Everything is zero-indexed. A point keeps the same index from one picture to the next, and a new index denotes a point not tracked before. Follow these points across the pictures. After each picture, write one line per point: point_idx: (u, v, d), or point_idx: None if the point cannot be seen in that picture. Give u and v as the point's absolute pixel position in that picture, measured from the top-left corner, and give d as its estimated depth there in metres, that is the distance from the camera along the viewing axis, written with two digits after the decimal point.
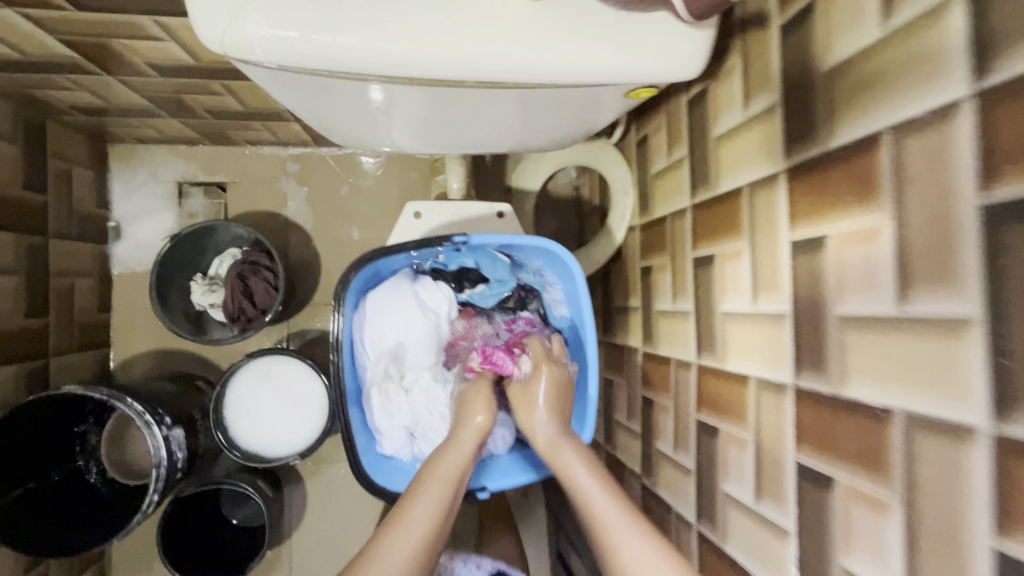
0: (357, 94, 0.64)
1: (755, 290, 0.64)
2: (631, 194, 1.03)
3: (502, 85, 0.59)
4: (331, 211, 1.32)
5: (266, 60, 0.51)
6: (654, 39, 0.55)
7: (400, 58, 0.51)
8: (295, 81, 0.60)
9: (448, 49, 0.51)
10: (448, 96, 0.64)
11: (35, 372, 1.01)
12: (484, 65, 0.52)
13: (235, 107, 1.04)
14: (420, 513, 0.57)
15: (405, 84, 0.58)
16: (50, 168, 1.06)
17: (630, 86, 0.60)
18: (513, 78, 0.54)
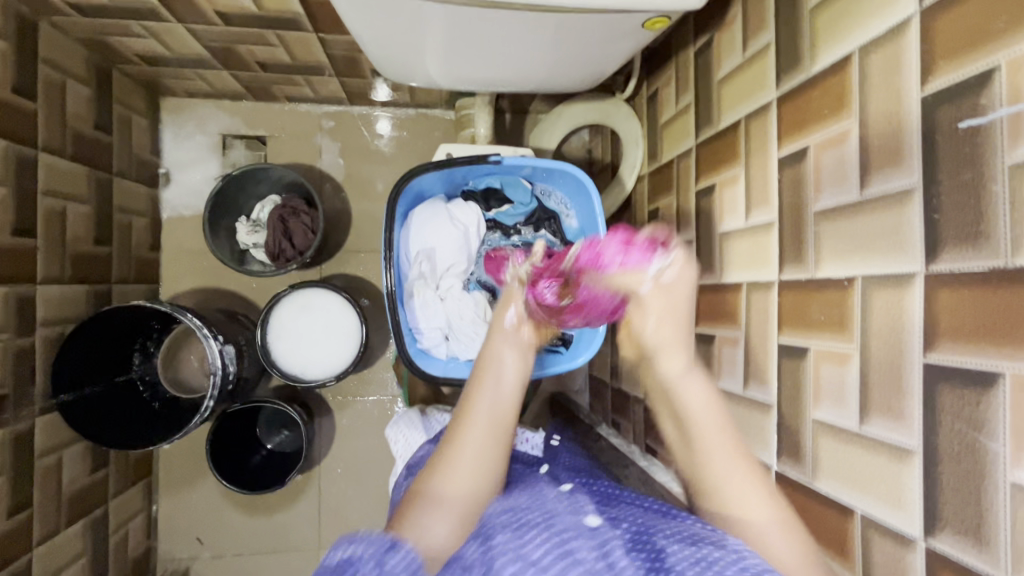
0: (414, 22, 0.75)
1: (749, 207, 0.74)
2: (641, 145, 1.13)
3: (540, 9, 0.70)
4: (361, 165, 1.42)
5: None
6: None
7: None
8: (367, 6, 0.71)
9: None
10: (492, 22, 0.75)
11: (100, 294, 1.13)
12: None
13: (284, 59, 1.14)
14: (482, 413, 0.66)
15: (458, 6, 0.70)
16: (114, 112, 1.17)
17: (647, 14, 0.71)
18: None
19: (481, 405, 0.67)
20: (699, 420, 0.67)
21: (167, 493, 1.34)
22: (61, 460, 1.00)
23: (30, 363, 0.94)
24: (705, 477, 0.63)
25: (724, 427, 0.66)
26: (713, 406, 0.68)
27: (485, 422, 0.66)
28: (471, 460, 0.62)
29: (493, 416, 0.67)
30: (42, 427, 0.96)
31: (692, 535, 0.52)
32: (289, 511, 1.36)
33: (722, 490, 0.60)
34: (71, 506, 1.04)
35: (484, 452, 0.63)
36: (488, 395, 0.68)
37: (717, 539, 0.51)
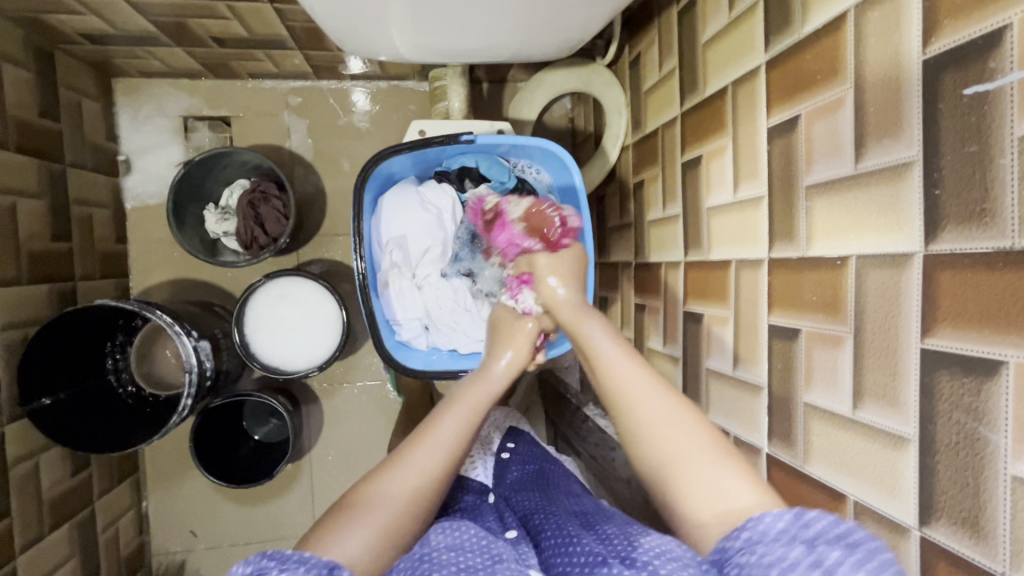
0: None
1: (737, 180, 0.70)
2: (624, 113, 1.07)
3: None
4: (332, 144, 1.35)
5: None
6: None
7: None
8: None
9: None
10: None
11: (64, 293, 1.08)
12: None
13: (240, 33, 1.07)
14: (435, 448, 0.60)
15: None
16: (61, 97, 1.09)
17: None
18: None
19: (435, 433, 0.61)
20: (629, 382, 0.60)
21: (156, 489, 1.32)
22: (38, 466, 0.97)
23: None
24: (628, 415, 0.58)
25: (643, 369, 0.61)
26: (624, 351, 0.62)
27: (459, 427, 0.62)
28: (417, 477, 0.58)
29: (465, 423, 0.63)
30: (13, 435, 0.92)
31: (603, 554, 0.52)
32: (281, 501, 1.35)
33: (664, 437, 0.55)
34: (54, 511, 1.01)
35: (425, 478, 0.59)
36: (454, 414, 0.63)
37: (628, 553, 0.52)
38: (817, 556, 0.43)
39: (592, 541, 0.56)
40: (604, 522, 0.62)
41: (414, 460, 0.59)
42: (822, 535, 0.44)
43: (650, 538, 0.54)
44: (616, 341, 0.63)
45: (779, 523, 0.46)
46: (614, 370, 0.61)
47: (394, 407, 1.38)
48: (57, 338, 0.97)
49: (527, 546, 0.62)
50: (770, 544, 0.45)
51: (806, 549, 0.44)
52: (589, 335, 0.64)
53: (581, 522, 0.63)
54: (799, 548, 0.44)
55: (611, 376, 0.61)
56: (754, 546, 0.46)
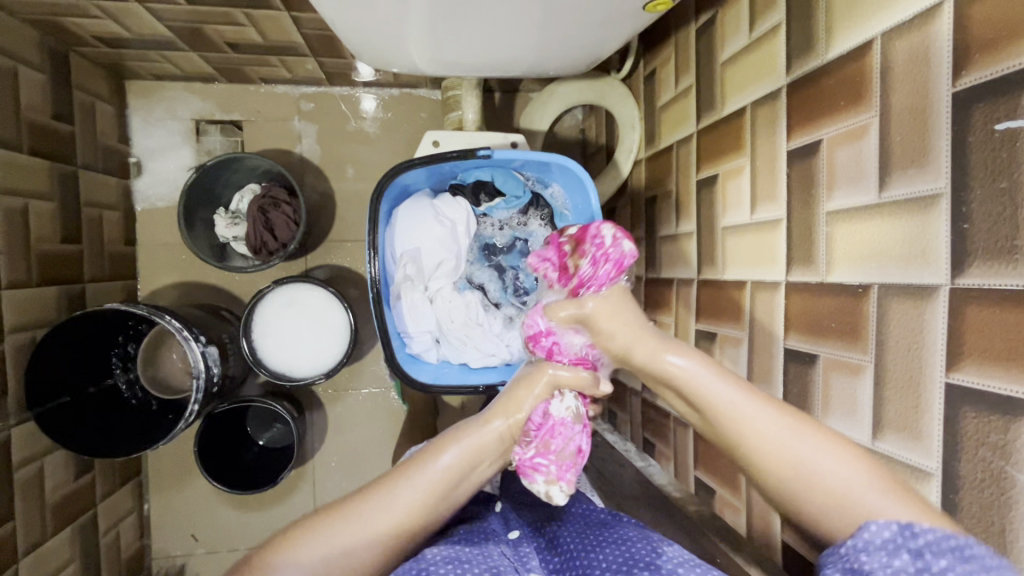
0: (395, 7, 0.70)
1: (754, 201, 0.70)
2: (638, 128, 1.07)
3: None
4: (342, 150, 1.35)
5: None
6: None
7: None
8: None
9: None
10: (478, 6, 0.70)
11: (73, 295, 1.08)
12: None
13: (256, 40, 1.07)
14: (395, 504, 0.57)
15: None
16: (74, 99, 1.09)
17: None
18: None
19: (399, 491, 0.57)
20: (781, 445, 0.51)
21: (158, 492, 1.31)
22: (43, 469, 0.97)
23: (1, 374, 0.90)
24: (770, 468, 0.52)
25: (799, 424, 0.51)
26: (725, 378, 0.56)
27: (401, 513, 0.57)
28: (369, 533, 0.55)
29: (430, 493, 0.58)
30: (19, 438, 0.92)
31: (626, 561, 0.57)
32: (283, 507, 1.34)
33: (849, 505, 0.47)
34: (57, 515, 1.01)
35: (372, 539, 0.55)
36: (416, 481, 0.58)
37: (653, 560, 0.56)
38: (922, 563, 0.42)
39: (611, 547, 0.60)
40: (619, 522, 0.65)
41: (368, 515, 0.56)
42: (931, 545, 0.42)
43: (672, 547, 0.58)
44: (732, 382, 0.56)
45: (882, 533, 0.44)
46: (741, 418, 0.54)
47: (398, 414, 1.38)
48: (61, 344, 0.96)
49: (536, 547, 0.65)
50: (875, 551, 0.44)
51: (912, 557, 0.43)
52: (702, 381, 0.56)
53: (595, 524, 0.66)
54: (905, 558, 0.43)
55: (749, 435, 0.53)
56: (858, 552, 0.45)
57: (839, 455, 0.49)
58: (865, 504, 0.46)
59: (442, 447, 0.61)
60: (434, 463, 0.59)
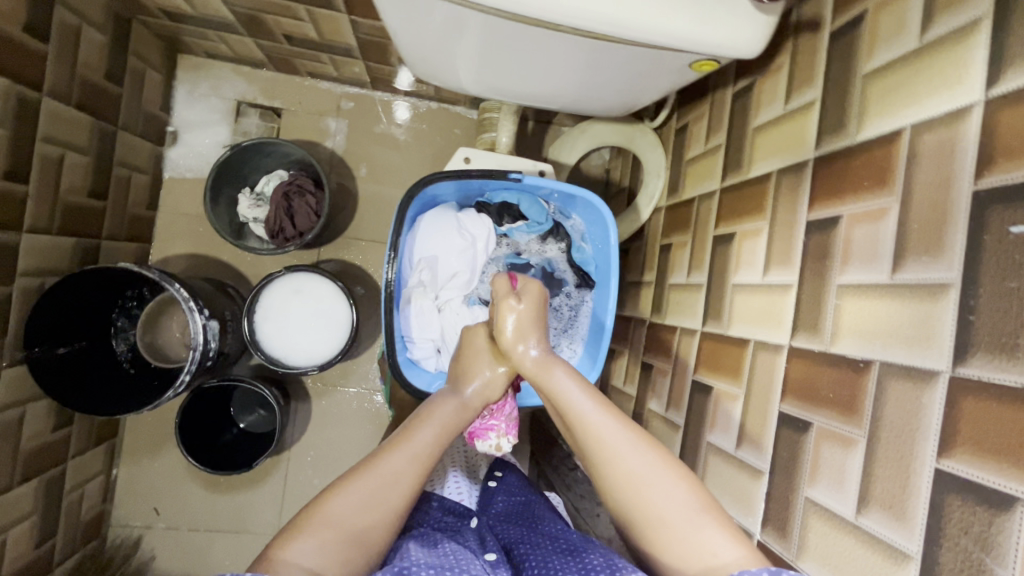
0: (456, 24, 0.72)
1: (768, 264, 0.72)
2: (662, 177, 1.10)
3: (589, 35, 0.67)
4: (372, 152, 1.39)
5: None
6: (720, 20, 0.63)
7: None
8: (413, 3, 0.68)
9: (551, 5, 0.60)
10: (535, 38, 0.72)
11: (88, 250, 1.09)
12: (598, 14, 0.61)
13: (311, 36, 1.11)
14: (396, 464, 0.63)
15: (505, 19, 0.67)
16: (128, 64, 1.13)
17: (695, 56, 0.69)
18: (617, 26, 0.62)
19: (403, 449, 0.65)
20: (608, 438, 0.62)
21: (130, 459, 1.30)
22: (24, 416, 0.96)
23: (7, 315, 0.90)
24: (600, 468, 0.62)
25: (621, 422, 0.64)
26: (613, 414, 0.65)
27: (405, 470, 0.63)
28: (371, 492, 0.60)
29: (421, 459, 0.65)
30: (9, 380, 0.92)
31: None
32: (252, 494, 1.32)
33: (646, 493, 0.58)
34: (28, 465, 1.00)
35: (377, 495, 0.61)
36: (403, 454, 0.65)
37: None
38: None
39: (576, 572, 0.60)
40: (590, 551, 0.64)
41: (374, 473, 0.62)
42: None
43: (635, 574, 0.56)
44: (588, 394, 0.67)
45: None
46: (600, 435, 0.63)
47: (383, 419, 1.37)
48: (66, 296, 0.97)
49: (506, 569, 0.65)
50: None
51: None
52: (565, 392, 0.68)
53: (565, 549, 0.66)
54: None
55: (587, 432, 0.64)
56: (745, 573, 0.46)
57: (651, 453, 0.60)
58: (656, 493, 0.57)
59: (428, 414, 0.71)
60: (425, 424, 0.69)
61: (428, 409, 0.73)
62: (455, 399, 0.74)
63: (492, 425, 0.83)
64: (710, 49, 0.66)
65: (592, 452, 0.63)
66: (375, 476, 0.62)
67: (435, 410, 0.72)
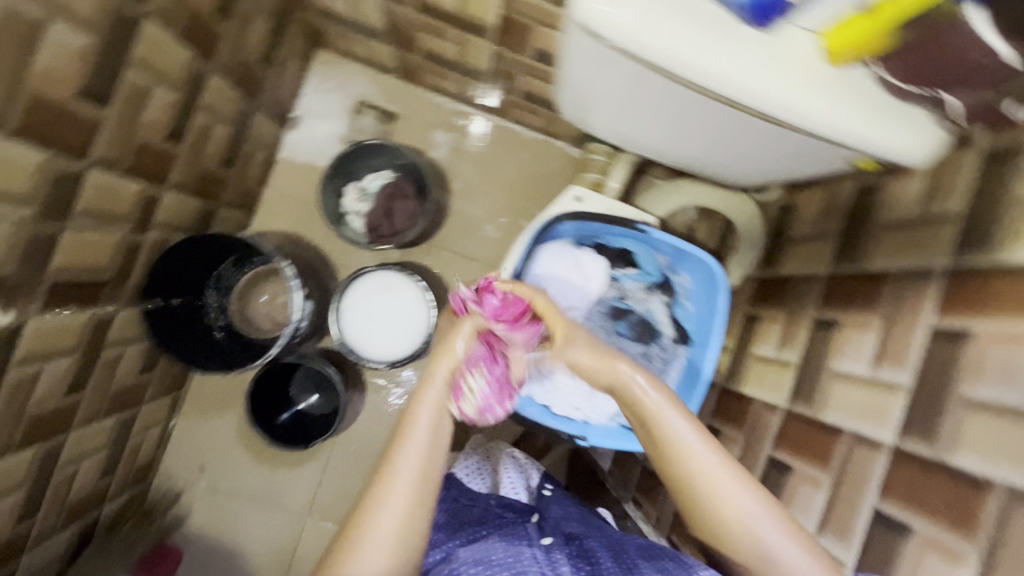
0: (622, 72, 0.68)
1: (878, 359, 0.73)
2: (756, 249, 1.12)
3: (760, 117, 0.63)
4: (472, 169, 1.45)
5: (619, 21, 0.54)
6: (901, 128, 0.60)
7: (702, 71, 0.56)
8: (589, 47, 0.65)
9: (740, 86, 0.57)
10: (695, 103, 0.70)
11: (208, 213, 1.16)
12: (779, 100, 0.58)
13: (450, 56, 1.18)
14: (404, 480, 0.65)
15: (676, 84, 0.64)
16: (278, 52, 1.22)
17: (857, 155, 0.65)
18: (792, 114, 0.59)
19: (405, 466, 0.66)
20: (683, 439, 0.65)
21: (189, 413, 1.35)
22: (122, 357, 1.02)
23: (135, 261, 0.97)
24: (673, 460, 0.65)
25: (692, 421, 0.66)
26: (682, 412, 0.67)
27: (415, 481, 0.66)
28: (400, 512, 0.65)
29: (424, 457, 0.67)
30: (121, 321, 0.98)
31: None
32: (293, 471, 1.36)
33: (726, 500, 0.63)
34: (113, 402, 1.05)
35: (405, 510, 0.65)
36: (408, 467, 0.66)
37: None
38: None
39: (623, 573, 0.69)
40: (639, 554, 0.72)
41: (392, 494, 0.65)
42: None
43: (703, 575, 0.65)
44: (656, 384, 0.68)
45: None
46: (676, 436, 0.65)
47: None
48: (184, 254, 1.04)
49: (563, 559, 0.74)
50: None
51: None
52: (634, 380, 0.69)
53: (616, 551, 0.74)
54: None
55: (660, 431, 0.66)
56: None
57: (720, 457, 0.64)
58: (733, 498, 0.62)
59: (410, 411, 0.69)
60: (414, 427, 0.68)
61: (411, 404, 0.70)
62: (424, 389, 0.71)
63: (479, 391, 0.75)
64: (884, 154, 0.62)
65: (663, 446, 0.66)
66: (392, 497, 0.65)
67: (416, 406, 0.70)
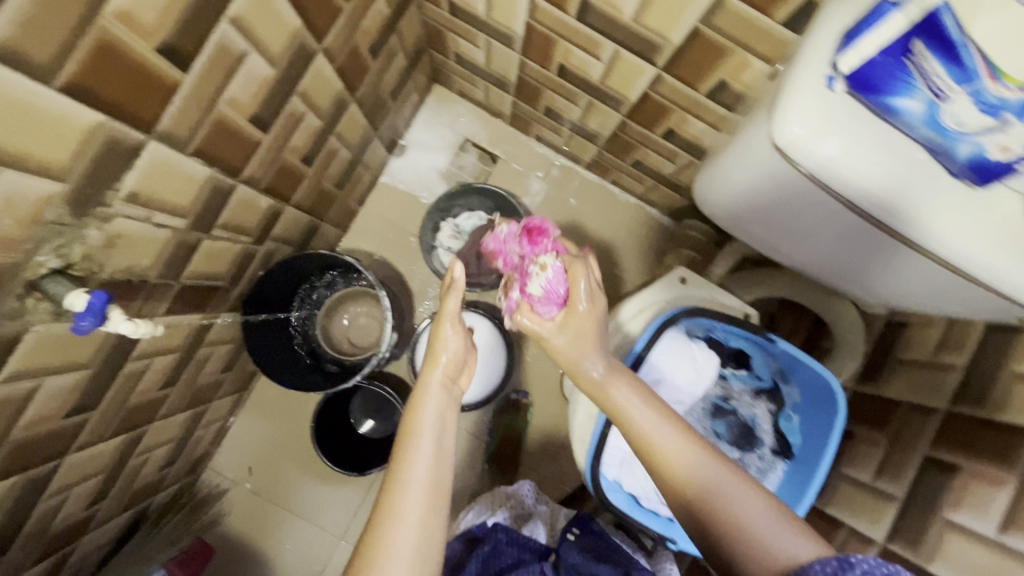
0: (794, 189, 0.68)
1: (1009, 523, 0.69)
2: (857, 359, 1.06)
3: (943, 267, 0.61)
4: (562, 220, 1.45)
5: (825, 150, 0.54)
6: None
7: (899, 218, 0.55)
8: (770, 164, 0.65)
9: (939, 240, 0.55)
10: (863, 231, 0.68)
11: (313, 230, 1.20)
12: (979, 260, 0.55)
13: (571, 117, 1.19)
14: (417, 473, 0.61)
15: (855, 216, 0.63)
16: (405, 87, 1.26)
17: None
18: (989, 275, 0.56)
19: (415, 457, 0.62)
20: (661, 434, 0.67)
21: (247, 414, 1.37)
22: (211, 357, 1.05)
23: (246, 270, 1.00)
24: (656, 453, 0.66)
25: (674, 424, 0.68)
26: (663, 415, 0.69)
27: (428, 466, 0.62)
28: (414, 511, 0.58)
29: (436, 456, 0.63)
30: (219, 325, 1.01)
31: None
32: (334, 490, 1.34)
33: (723, 497, 0.61)
34: (192, 399, 1.07)
35: (420, 514, 0.58)
36: (420, 459, 0.62)
37: None
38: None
39: None
40: None
41: (405, 491, 0.60)
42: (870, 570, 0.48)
43: None
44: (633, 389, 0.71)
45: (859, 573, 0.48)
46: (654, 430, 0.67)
47: (479, 469, 1.38)
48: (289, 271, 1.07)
49: None
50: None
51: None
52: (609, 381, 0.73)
53: None
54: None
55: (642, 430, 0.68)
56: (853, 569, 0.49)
57: (698, 451, 0.65)
58: (725, 489, 0.61)
59: (417, 408, 0.68)
60: (422, 420, 0.66)
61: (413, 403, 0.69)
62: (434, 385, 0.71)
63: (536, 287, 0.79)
64: None
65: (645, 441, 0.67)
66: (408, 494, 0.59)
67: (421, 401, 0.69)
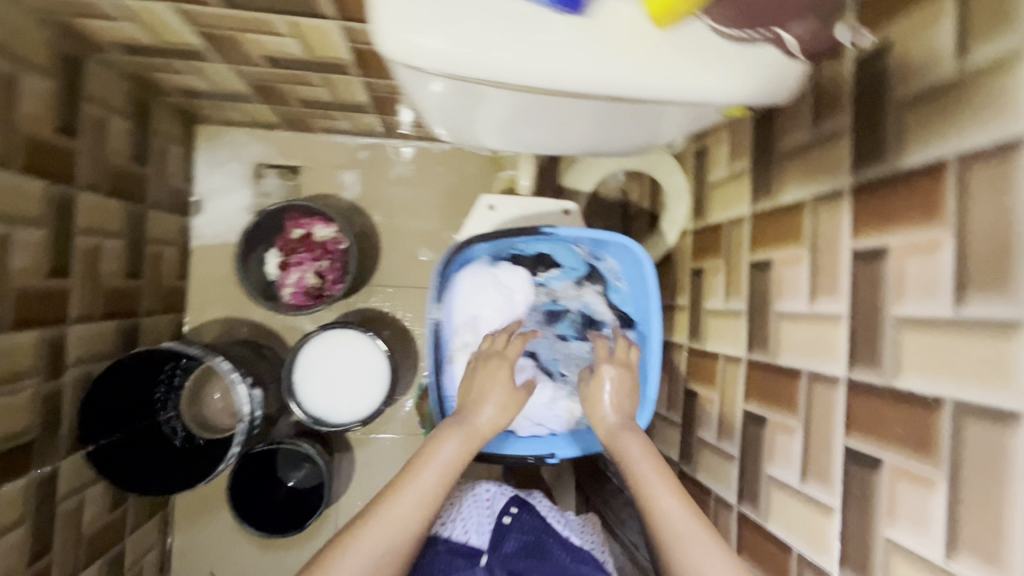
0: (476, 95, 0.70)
1: (814, 292, 0.70)
2: (685, 200, 1.09)
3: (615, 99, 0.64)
4: (389, 198, 1.40)
5: (433, 45, 0.57)
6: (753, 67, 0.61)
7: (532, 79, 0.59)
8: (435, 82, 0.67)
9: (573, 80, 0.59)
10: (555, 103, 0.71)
11: (129, 329, 1.12)
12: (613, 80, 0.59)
13: (324, 97, 1.12)
14: (392, 522, 0.65)
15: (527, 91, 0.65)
16: (153, 145, 1.16)
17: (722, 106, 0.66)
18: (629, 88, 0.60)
19: (404, 499, 0.67)
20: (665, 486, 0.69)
21: (183, 526, 1.31)
22: (83, 503, 0.98)
23: (59, 405, 0.93)
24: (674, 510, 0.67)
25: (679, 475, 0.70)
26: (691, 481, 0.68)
27: (410, 521, 0.66)
28: (384, 550, 0.63)
29: (422, 508, 0.67)
30: (65, 470, 0.94)
31: None
32: (300, 552, 1.32)
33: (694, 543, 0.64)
34: (90, 548, 1.01)
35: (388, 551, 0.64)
36: (405, 504, 0.66)
37: None
38: None
39: None
40: None
41: (371, 532, 0.64)
42: None
43: None
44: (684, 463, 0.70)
45: None
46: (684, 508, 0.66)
47: None
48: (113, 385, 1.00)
49: None
50: None
51: None
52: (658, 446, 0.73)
53: None
54: None
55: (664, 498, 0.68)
56: None
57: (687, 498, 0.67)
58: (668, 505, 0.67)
59: (427, 459, 0.71)
60: (426, 470, 0.69)
61: (425, 452, 0.72)
62: (444, 446, 0.72)
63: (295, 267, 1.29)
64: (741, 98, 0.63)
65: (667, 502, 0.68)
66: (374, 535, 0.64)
67: (435, 452, 0.72)
